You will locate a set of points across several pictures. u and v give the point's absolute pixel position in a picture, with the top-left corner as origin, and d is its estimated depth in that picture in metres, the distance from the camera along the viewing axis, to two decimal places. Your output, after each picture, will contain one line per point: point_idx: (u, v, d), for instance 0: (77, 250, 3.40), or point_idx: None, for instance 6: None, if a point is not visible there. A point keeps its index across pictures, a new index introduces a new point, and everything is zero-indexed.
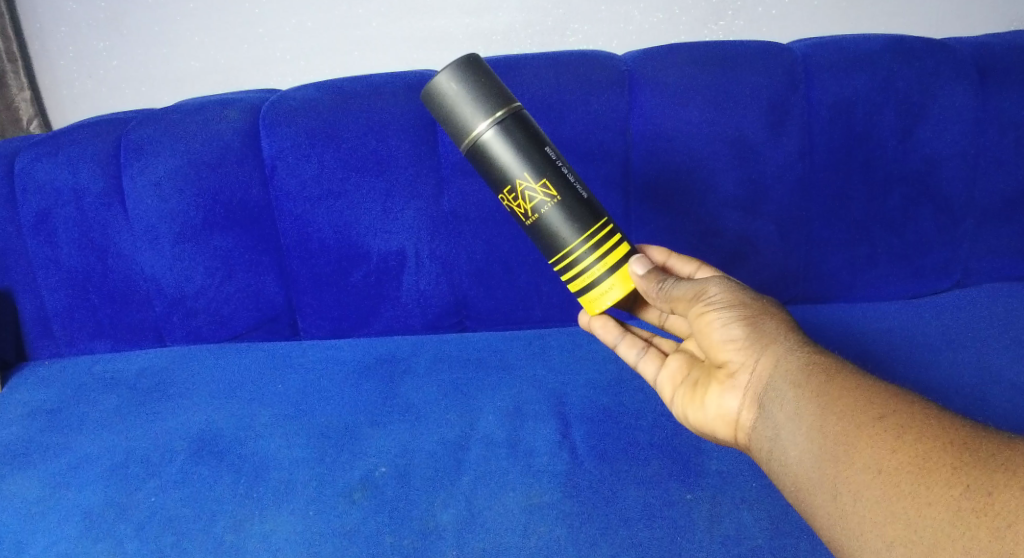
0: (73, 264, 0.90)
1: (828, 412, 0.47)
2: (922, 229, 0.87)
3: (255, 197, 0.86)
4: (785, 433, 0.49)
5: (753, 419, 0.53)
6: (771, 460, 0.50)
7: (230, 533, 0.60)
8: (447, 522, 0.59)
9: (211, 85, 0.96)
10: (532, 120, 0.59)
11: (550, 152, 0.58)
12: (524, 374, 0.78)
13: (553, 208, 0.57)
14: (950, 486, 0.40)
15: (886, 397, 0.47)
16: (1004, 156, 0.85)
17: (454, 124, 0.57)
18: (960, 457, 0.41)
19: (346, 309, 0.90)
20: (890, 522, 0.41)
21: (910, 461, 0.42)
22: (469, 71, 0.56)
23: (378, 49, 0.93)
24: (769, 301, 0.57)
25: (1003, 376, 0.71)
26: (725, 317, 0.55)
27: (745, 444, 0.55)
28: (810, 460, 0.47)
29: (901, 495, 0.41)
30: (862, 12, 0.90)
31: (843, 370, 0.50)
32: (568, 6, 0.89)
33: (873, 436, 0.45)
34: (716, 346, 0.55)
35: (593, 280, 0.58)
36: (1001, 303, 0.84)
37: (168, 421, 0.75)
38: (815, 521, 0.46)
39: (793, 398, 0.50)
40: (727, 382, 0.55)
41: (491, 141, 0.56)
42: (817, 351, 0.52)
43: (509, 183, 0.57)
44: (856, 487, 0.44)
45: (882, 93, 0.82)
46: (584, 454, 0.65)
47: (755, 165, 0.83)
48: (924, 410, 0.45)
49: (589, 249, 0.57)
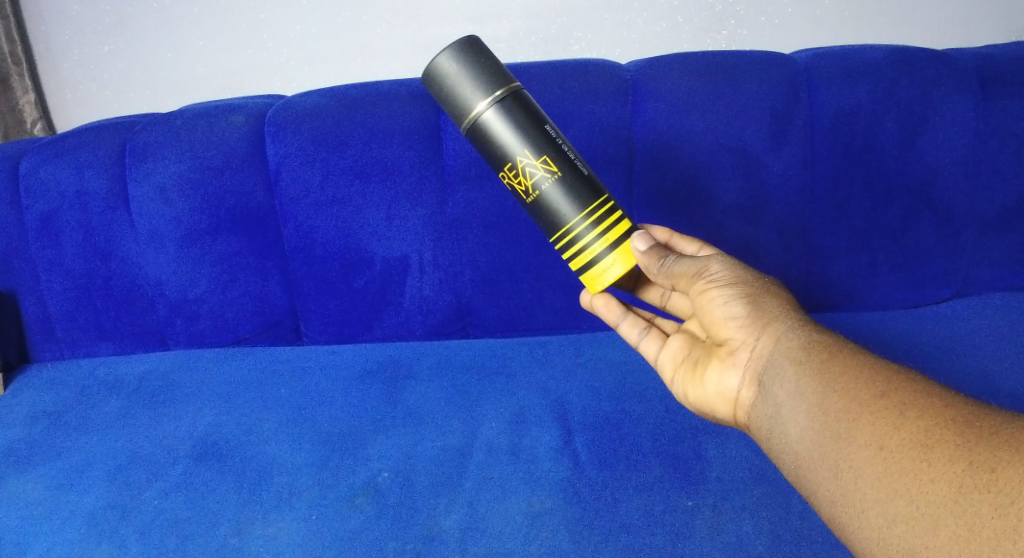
0: (77, 267, 0.90)
1: (829, 390, 0.48)
2: (923, 238, 0.87)
3: (259, 203, 0.86)
4: (786, 411, 0.50)
5: (752, 397, 0.54)
6: (771, 439, 0.51)
7: (233, 537, 0.60)
8: (449, 527, 0.59)
9: (216, 90, 0.97)
10: (532, 99, 0.59)
11: (550, 130, 0.58)
12: (526, 381, 0.78)
13: (553, 184, 0.57)
14: (953, 463, 0.40)
15: (887, 374, 0.47)
16: (1005, 165, 0.85)
17: (455, 104, 0.58)
18: (963, 433, 0.41)
19: (349, 314, 0.90)
20: (892, 499, 0.41)
21: (912, 438, 0.42)
22: (470, 50, 0.57)
23: (383, 55, 0.93)
24: (770, 280, 0.57)
25: (1003, 385, 0.71)
26: (726, 294, 0.56)
27: (744, 423, 0.55)
28: (810, 437, 0.47)
29: (902, 472, 0.42)
30: (864, 21, 0.90)
31: (844, 349, 0.50)
32: (572, 14, 0.90)
33: (874, 413, 0.45)
34: (718, 324, 0.56)
35: (594, 257, 0.58)
36: (1002, 313, 0.84)
37: (171, 423, 0.76)
38: (814, 499, 0.47)
39: (794, 376, 0.50)
40: (728, 359, 0.56)
41: (491, 120, 0.57)
42: (818, 330, 0.53)
43: (509, 161, 0.57)
44: (857, 464, 0.44)
45: (884, 102, 0.82)
46: (585, 460, 0.65)
47: (757, 172, 0.83)
48: (926, 388, 0.45)
49: (590, 225, 0.57)
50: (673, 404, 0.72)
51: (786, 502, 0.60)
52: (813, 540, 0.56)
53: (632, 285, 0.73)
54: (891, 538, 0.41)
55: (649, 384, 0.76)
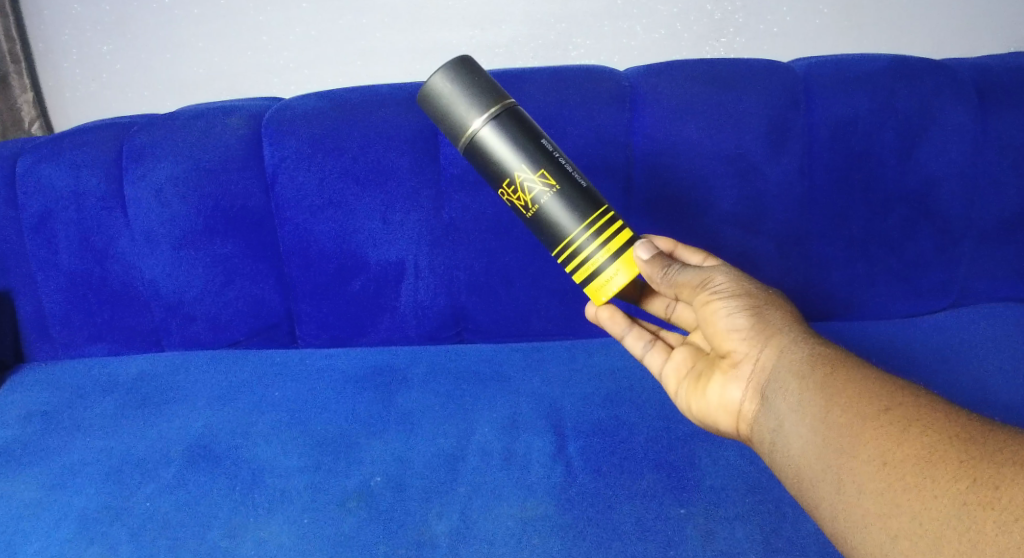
0: (72, 267, 0.90)
1: (832, 403, 0.48)
2: (920, 249, 0.87)
3: (256, 205, 0.86)
4: (788, 425, 0.50)
5: (755, 410, 0.53)
6: (773, 452, 0.51)
7: (224, 539, 0.60)
8: (441, 532, 0.59)
9: (214, 92, 0.97)
10: (527, 115, 0.59)
11: (546, 144, 0.58)
12: (521, 387, 0.78)
13: (552, 198, 0.57)
14: (957, 479, 0.40)
15: (891, 390, 0.47)
16: (1003, 177, 0.85)
17: (451, 123, 0.58)
18: (966, 450, 0.41)
19: (345, 317, 0.90)
20: (895, 515, 0.41)
21: (915, 453, 0.42)
22: (464, 70, 0.57)
23: (381, 59, 0.93)
24: (775, 293, 0.58)
25: (997, 395, 0.71)
26: (730, 306, 0.56)
27: (746, 435, 0.55)
28: (813, 451, 0.47)
29: (906, 487, 0.41)
30: (863, 32, 0.91)
31: (848, 363, 0.50)
32: (571, 20, 0.90)
33: (877, 428, 0.45)
34: (721, 335, 0.56)
35: (597, 268, 0.57)
36: (998, 324, 0.84)
37: (163, 426, 0.75)
38: (817, 513, 0.46)
39: (798, 389, 0.50)
40: (731, 372, 0.56)
41: (488, 136, 0.57)
42: (822, 344, 0.53)
43: (507, 176, 0.57)
44: (860, 479, 0.44)
45: (883, 113, 0.82)
46: (579, 467, 0.65)
47: (755, 181, 0.83)
48: (930, 404, 0.45)
49: (591, 236, 0.57)
50: (669, 412, 0.72)
51: (777, 510, 0.60)
52: (807, 550, 0.56)
53: (636, 296, 0.72)
54: (893, 553, 0.41)
55: (644, 392, 0.76)
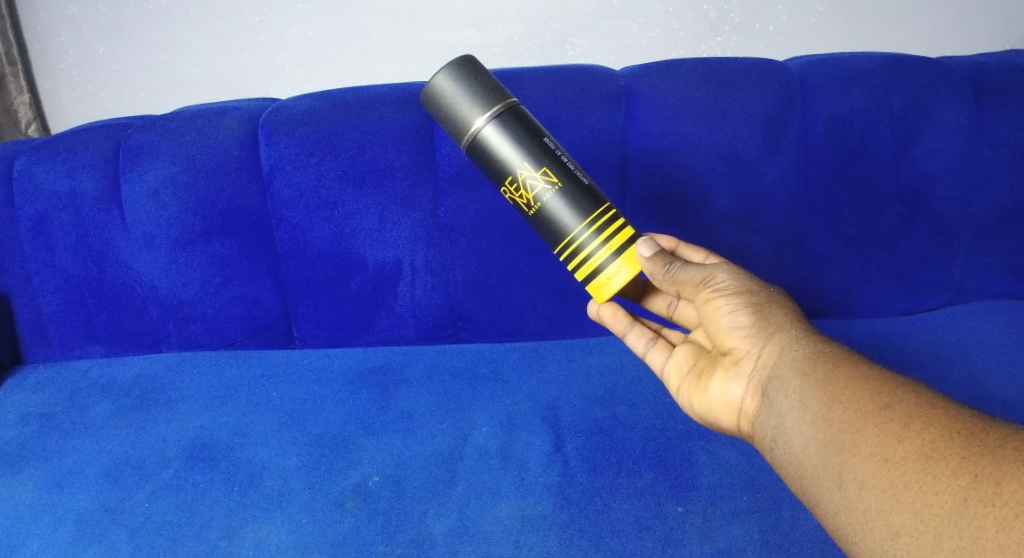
0: (70, 269, 0.89)
1: (834, 400, 0.48)
2: (917, 246, 0.87)
3: (254, 206, 0.86)
4: (790, 421, 0.50)
5: (757, 407, 0.54)
6: (775, 449, 0.51)
7: (223, 540, 0.60)
8: (438, 532, 0.59)
9: (211, 93, 0.97)
10: (529, 113, 0.59)
11: (548, 142, 0.58)
12: (518, 386, 0.78)
13: (554, 196, 0.57)
14: (957, 475, 0.40)
15: (891, 386, 0.47)
16: (999, 175, 0.85)
17: (453, 122, 0.58)
18: (967, 446, 0.41)
19: (342, 317, 0.90)
20: (896, 510, 0.41)
21: (916, 450, 0.42)
22: (466, 69, 0.57)
23: (378, 59, 0.93)
24: (776, 290, 0.58)
25: (992, 391, 0.71)
26: (732, 303, 0.56)
27: (748, 432, 0.55)
28: (814, 447, 0.47)
29: (906, 483, 0.42)
30: (859, 31, 0.91)
31: (850, 360, 0.50)
32: (568, 20, 0.90)
33: (878, 425, 0.45)
34: (723, 332, 0.56)
35: (599, 265, 0.57)
36: (995, 321, 0.84)
37: (163, 426, 0.75)
38: (819, 510, 0.47)
39: (799, 386, 0.50)
40: (733, 369, 0.56)
41: (490, 135, 0.57)
42: (824, 342, 0.53)
43: (509, 174, 0.57)
44: (861, 476, 0.44)
45: (879, 110, 0.82)
46: (576, 465, 0.65)
47: (751, 179, 0.83)
48: (930, 401, 0.45)
49: (593, 234, 0.57)
50: (666, 410, 0.72)
51: (774, 508, 0.60)
52: (804, 547, 0.56)
53: (637, 295, 0.72)
54: (894, 550, 0.41)
55: (641, 390, 0.76)
